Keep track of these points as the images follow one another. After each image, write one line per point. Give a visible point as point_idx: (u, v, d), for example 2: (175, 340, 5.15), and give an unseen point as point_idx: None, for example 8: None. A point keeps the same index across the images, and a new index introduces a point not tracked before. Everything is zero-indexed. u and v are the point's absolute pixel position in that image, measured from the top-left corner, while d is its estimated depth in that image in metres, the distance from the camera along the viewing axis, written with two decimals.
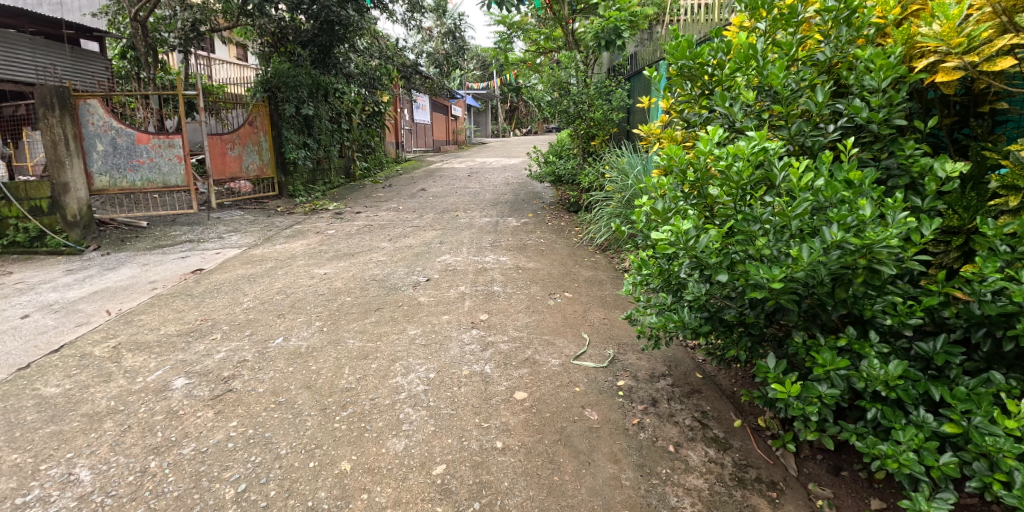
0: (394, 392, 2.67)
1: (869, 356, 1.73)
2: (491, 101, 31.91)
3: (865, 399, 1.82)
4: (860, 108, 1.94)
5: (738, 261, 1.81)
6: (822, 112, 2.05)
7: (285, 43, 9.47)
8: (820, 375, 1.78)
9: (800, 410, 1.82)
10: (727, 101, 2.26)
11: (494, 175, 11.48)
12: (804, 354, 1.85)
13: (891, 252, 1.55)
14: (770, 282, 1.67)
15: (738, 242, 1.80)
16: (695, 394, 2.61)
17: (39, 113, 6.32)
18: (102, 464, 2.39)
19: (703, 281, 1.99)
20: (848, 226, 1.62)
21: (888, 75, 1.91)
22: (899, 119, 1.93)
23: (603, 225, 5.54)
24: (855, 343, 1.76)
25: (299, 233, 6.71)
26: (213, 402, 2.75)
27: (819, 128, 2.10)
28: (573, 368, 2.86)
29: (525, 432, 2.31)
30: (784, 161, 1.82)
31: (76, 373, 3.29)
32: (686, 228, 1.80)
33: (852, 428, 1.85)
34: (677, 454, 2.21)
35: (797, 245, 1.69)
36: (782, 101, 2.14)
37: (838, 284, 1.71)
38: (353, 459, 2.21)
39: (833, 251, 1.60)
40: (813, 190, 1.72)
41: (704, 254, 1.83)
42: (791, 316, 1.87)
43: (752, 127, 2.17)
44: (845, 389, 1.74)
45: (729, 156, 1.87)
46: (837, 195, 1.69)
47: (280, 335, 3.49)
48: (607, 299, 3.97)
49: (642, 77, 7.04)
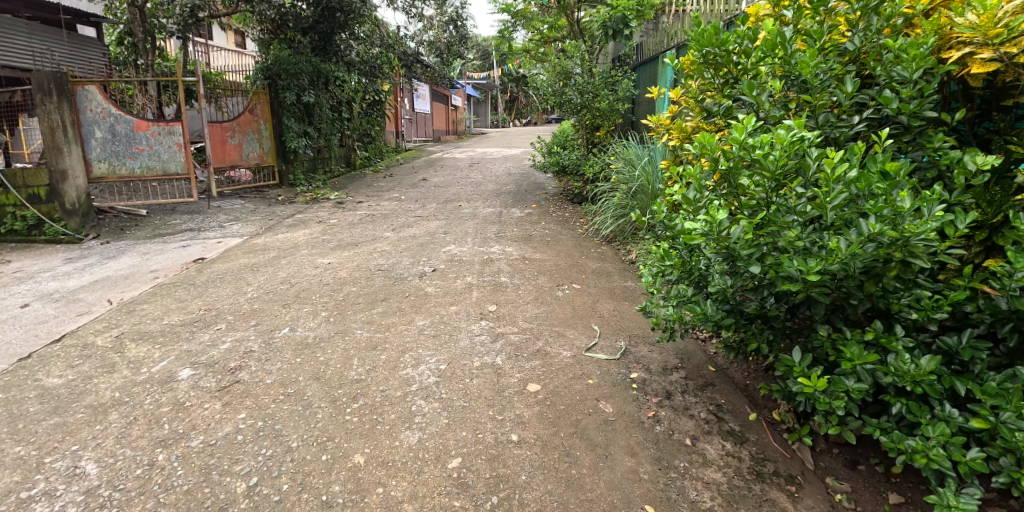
0: (404, 384, 2.63)
1: (896, 350, 1.69)
2: (491, 91, 31.69)
3: (889, 394, 1.78)
4: (890, 98, 1.90)
5: (769, 253, 1.79)
6: (850, 102, 2.02)
7: (285, 30, 9.34)
8: (847, 369, 1.75)
9: (825, 405, 1.78)
10: (754, 91, 2.23)
11: (495, 165, 11.39)
12: (829, 348, 1.82)
13: (929, 246, 1.53)
14: (805, 274, 1.65)
15: (769, 232, 1.77)
16: (709, 387, 2.58)
17: (36, 99, 6.24)
18: (108, 457, 2.36)
19: (728, 273, 1.95)
20: (884, 218, 1.58)
21: (921, 66, 1.86)
22: (930, 110, 1.88)
23: (609, 216, 5.50)
24: (882, 336, 1.72)
25: (301, 222, 6.64)
26: (220, 394, 2.72)
27: (845, 119, 2.07)
28: (584, 360, 2.83)
29: (540, 424, 2.28)
30: (818, 151, 1.79)
31: (78, 364, 3.25)
32: (719, 218, 1.78)
33: (875, 423, 1.81)
34: (694, 448, 2.17)
35: (832, 237, 1.66)
36: (811, 90, 2.11)
37: (868, 277, 1.69)
38: (366, 452, 2.17)
39: (868, 244, 1.58)
40: (847, 182, 1.69)
41: (737, 244, 1.81)
42: (816, 308, 1.83)
43: (779, 117, 2.14)
44: (872, 384, 1.71)
45: (763, 145, 1.83)
46: (872, 187, 1.65)
47: (286, 325, 3.45)
48: (615, 290, 3.94)
49: (649, 68, 6.94)
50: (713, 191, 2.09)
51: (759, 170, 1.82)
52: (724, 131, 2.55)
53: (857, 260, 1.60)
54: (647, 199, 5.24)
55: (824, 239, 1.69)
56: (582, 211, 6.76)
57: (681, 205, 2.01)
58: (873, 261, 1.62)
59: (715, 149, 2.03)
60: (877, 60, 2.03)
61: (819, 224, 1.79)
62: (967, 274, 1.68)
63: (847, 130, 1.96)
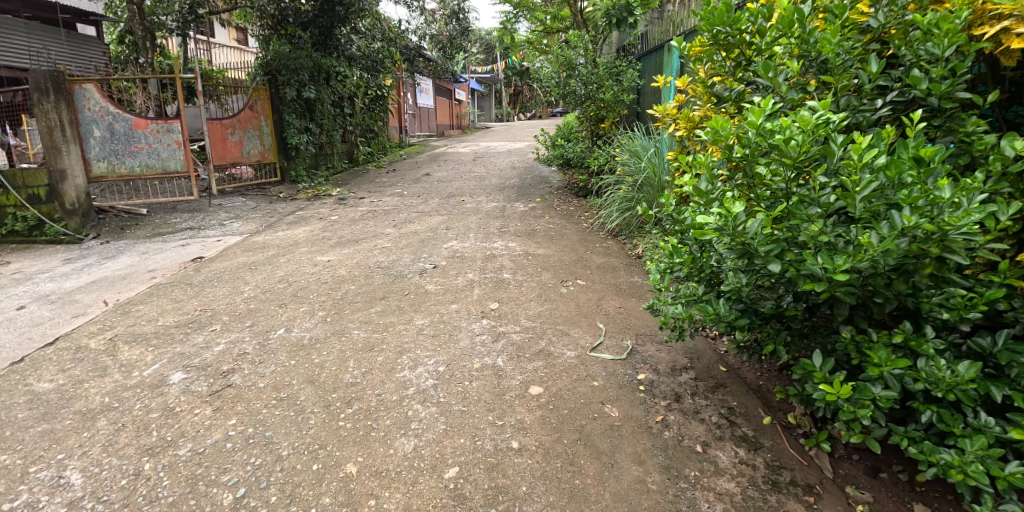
0: (401, 387, 2.52)
1: (926, 354, 1.56)
2: (495, 84, 31.47)
3: (918, 401, 1.64)
4: (920, 79, 1.76)
5: (789, 249, 1.67)
6: (874, 84, 1.89)
7: (284, 26, 9.23)
8: (874, 375, 1.62)
9: (850, 414, 1.66)
10: (770, 72, 2.10)
11: (499, 159, 11.26)
12: (853, 352, 1.70)
13: (970, 240, 1.40)
14: (832, 273, 1.53)
15: (789, 226, 1.65)
16: (721, 389, 2.46)
17: (33, 99, 6.15)
18: (94, 466, 2.27)
19: (742, 270, 1.83)
20: (920, 210, 1.46)
21: (953, 42, 1.72)
22: (963, 91, 1.75)
23: (614, 209, 5.37)
24: (911, 339, 1.59)
25: (302, 219, 6.56)
26: (211, 399, 2.62)
27: (868, 103, 1.94)
28: (589, 360, 2.71)
29: (542, 430, 2.16)
30: (844, 137, 1.66)
31: (70, 368, 3.16)
32: (735, 211, 1.67)
33: (903, 432, 1.68)
34: (705, 456, 2.05)
35: (860, 231, 1.54)
36: (832, 71, 1.97)
37: (898, 275, 1.56)
38: (359, 461, 2.07)
39: (901, 239, 1.45)
40: (876, 170, 1.56)
41: (755, 241, 1.69)
42: (839, 307, 1.71)
43: (796, 100, 2.01)
44: (901, 391, 1.58)
45: (784, 130, 1.70)
46: (905, 176, 1.52)
47: (282, 326, 3.35)
48: (621, 286, 3.81)
49: (654, 57, 6.77)
50: (727, 181, 1.97)
51: (778, 157, 1.69)
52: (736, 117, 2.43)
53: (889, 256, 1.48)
54: (654, 192, 5.11)
55: (851, 234, 1.57)
56: (587, 205, 6.62)
57: (694, 197, 1.89)
58: (906, 258, 1.50)
59: (728, 134, 1.91)
60: (904, 38, 1.90)
61: (844, 217, 1.66)
62: (1004, 270, 1.55)
63: (870, 115, 1.83)
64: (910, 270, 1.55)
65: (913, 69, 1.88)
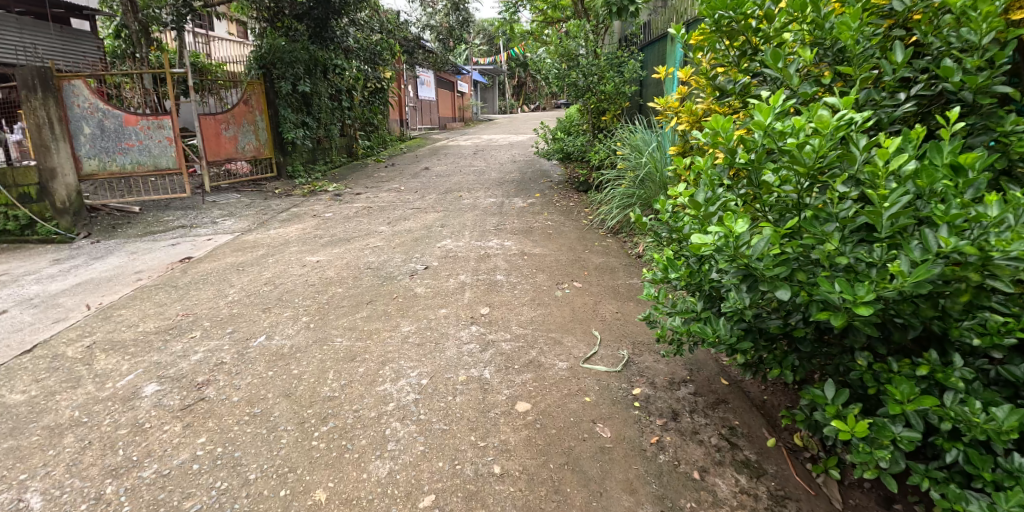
0: (381, 402, 2.38)
1: (952, 387, 1.40)
2: (499, 76, 31.19)
3: (943, 438, 1.48)
4: (953, 70, 1.59)
5: (800, 270, 1.54)
6: (898, 75, 1.71)
7: (281, 18, 9.06)
8: (894, 413, 1.47)
9: (866, 454, 1.51)
10: (780, 62, 1.92)
11: (500, 153, 11.08)
12: (870, 383, 1.55)
13: (1019, 266, 1.24)
14: (854, 305, 1.38)
15: (803, 244, 1.50)
16: (721, 406, 2.33)
17: (20, 95, 6.00)
18: (55, 489, 2.14)
19: (745, 288, 1.64)
20: (959, 230, 1.30)
21: (992, 28, 1.55)
22: (1002, 83, 1.57)
23: (614, 205, 5.20)
24: (936, 370, 1.44)
25: (295, 216, 6.43)
26: (182, 414, 2.48)
27: (890, 97, 1.77)
28: (582, 373, 2.56)
29: (527, 453, 2.02)
30: (867, 140, 1.49)
31: (44, 378, 3.03)
32: (739, 230, 1.51)
33: (925, 471, 1.51)
34: (703, 484, 1.90)
35: (888, 254, 1.39)
36: (851, 60, 1.79)
37: (926, 299, 1.41)
38: (329, 487, 1.93)
39: (936, 263, 1.30)
40: (906, 181, 1.40)
41: (761, 262, 1.54)
42: (854, 333, 1.56)
43: (809, 94, 1.84)
44: (924, 431, 1.43)
45: (798, 134, 1.54)
46: (937, 186, 1.37)
47: (263, 333, 3.20)
48: (619, 289, 3.65)
49: (656, 47, 6.56)
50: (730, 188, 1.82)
51: (791, 165, 1.54)
52: (741, 112, 2.27)
53: (922, 284, 1.33)
54: (655, 187, 4.94)
55: (875, 254, 1.42)
56: (587, 200, 6.45)
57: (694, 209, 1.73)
58: (937, 282, 1.35)
59: (733, 136, 1.75)
60: (930, 25, 1.73)
61: (865, 230, 1.52)
62: None
63: (892, 113, 1.68)
64: (940, 294, 1.40)
65: (942, 59, 1.72)
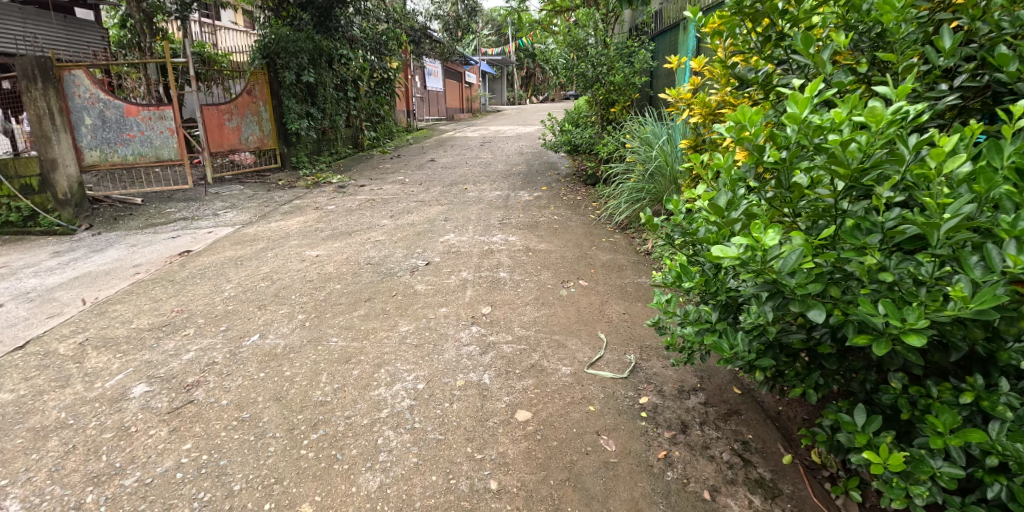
0: (373, 409, 2.27)
1: (997, 418, 1.27)
2: (507, 67, 30.91)
3: (986, 471, 1.34)
4: (1010, 58, 1.45)
5: (835, 285, 1.45)
6: (945, 64, 1.57)
7: (285, 7, 8.88)
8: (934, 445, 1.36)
9: (900, 490, 1.40)
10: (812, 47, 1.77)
11: (507, 144, 10.92)
12: (906, 410, 1.44)
13: None
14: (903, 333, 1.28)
15: (842, 257, 1.39)
16: (734, 417, 2.28)
17: (20, 86, 5.92)
18: (35, 496, 2.04)
19: (770, 303, 1.52)
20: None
21: None
22: None
23: (623, 199, 5.04)
24: (981, 398, 1.31)
25: (298, 209, 6.33)
26: (169, 417, 2.38)
27: (933, 88, 1.64)
28: (586, 379, 2.46)
29: (526, 468, 1.92)
30: (916, 139, 1.35)
31: (33, 376, 2.92)
32: (770, 243, 1.38)
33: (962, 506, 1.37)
34: (714, 505, 1.80)
35: (940, 271, 1.28)
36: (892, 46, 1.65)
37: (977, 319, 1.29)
38: (315, 501, 1.82)
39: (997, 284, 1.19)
40: (962, 188, 1.28)
41: (794, 277, 1.41)
42: (888, 355, 1.45)
43: (843, 84, 1.69)
44: (967, 466, 1.30)
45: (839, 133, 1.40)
46: (995, 191, 1.24)
47: (257, 331, 3.10)
48: (626, 288, 3.53)
49: (668, 37, 6.36)
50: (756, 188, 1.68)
51: (831, 164, 1.41)
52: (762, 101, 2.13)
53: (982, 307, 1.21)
54: (666, 182, 4.79)
55: (923, 270, 1.31)
56: (594, 194, 6.30)
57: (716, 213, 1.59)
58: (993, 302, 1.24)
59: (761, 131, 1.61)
60: (978, 8, 1.60)
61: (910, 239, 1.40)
62: None
63: (936, 106, 1.55)
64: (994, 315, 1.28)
65: (993, 45, 1.58)
